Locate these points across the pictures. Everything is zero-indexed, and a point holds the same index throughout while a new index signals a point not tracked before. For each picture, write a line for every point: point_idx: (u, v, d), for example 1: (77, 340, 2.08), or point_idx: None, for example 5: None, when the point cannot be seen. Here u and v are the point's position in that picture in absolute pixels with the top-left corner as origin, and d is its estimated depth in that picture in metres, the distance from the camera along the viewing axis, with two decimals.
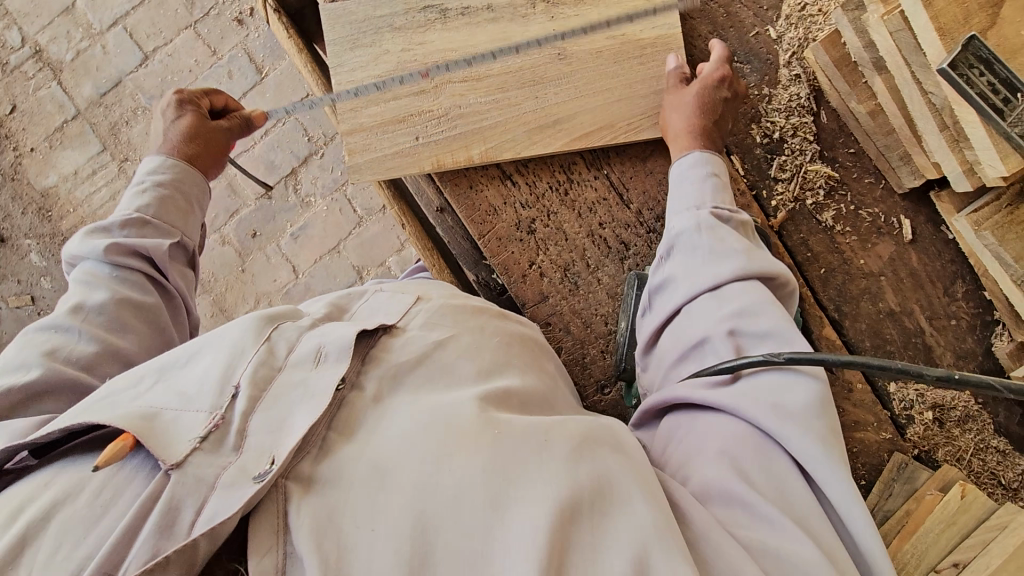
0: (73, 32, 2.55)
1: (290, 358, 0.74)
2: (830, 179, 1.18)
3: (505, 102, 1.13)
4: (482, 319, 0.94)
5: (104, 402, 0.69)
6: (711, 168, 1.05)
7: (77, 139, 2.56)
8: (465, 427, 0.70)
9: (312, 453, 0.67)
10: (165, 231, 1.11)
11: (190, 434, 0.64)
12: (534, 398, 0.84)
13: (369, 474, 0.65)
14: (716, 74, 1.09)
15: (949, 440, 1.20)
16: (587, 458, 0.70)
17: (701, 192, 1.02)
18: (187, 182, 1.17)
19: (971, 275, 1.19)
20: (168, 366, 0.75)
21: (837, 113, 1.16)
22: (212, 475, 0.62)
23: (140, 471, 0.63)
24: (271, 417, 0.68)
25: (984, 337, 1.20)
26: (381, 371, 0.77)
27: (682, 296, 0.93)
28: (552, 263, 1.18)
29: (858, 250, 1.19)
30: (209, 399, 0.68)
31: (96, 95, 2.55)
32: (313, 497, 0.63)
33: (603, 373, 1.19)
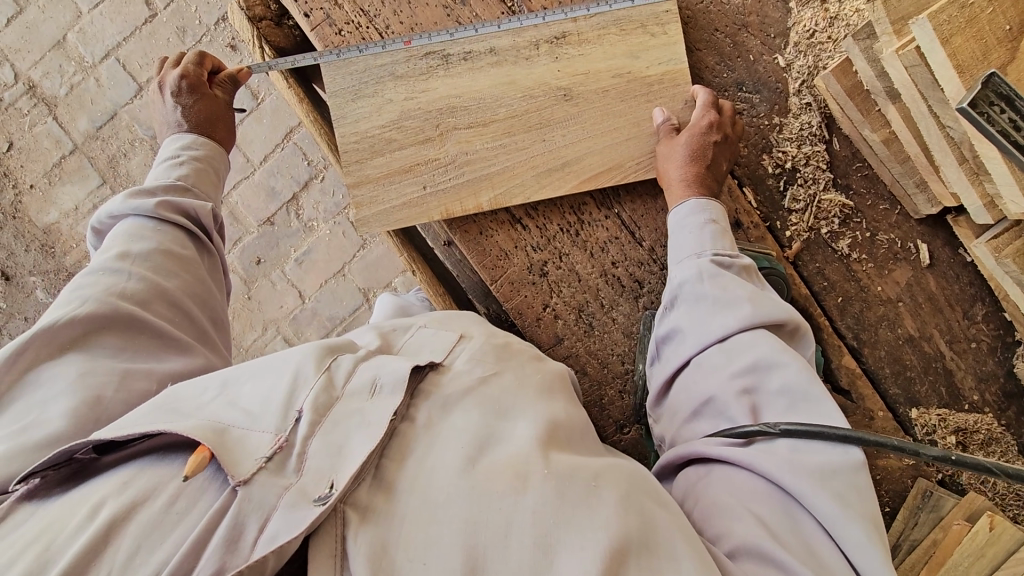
0: (65, 66, 2.52)
1: (348, 387, 0.76)
2: (845, 208, 1.16)
3: (513, 146, 1.11)
4: (523, 356, 0.94)
5: (174, 409, 0.73)
6: (707, 213, 1.03)
7: (76, 173, 2.55)
8: (520, 460, 0.72)
9: (368, 478, 0.69)
10: (203, 199, 1.15)
11: (258, 453, 0.67)
12: (577, 430, 0.85)
13: (422, 508, 0.66)
14: (703, 120, 1.06)
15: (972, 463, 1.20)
16: (632, 506, 0.70)
17: (700, 239, 1.01)
18: (216, 160, 1.21)
19: (992, 297, 1.18)
20: (231, 379, 0.78)
21: (850, 140, 1.14)
22: (273, 497, 0.63)
23: (213, 483, 0.65)
24: (331, 440, 0.70)
25: (1006, 358, 1.19)
26: (432, 401, 0.79)
27: (689, 348, 0.93)
28: (565, 305, 1.17)
29: (875, 277, 1.18)
30: (274, 421, 0.71)
31: (93, 128, 2.53)
32: (369, 525, 0.64)
33: (622, 414, 1.19)
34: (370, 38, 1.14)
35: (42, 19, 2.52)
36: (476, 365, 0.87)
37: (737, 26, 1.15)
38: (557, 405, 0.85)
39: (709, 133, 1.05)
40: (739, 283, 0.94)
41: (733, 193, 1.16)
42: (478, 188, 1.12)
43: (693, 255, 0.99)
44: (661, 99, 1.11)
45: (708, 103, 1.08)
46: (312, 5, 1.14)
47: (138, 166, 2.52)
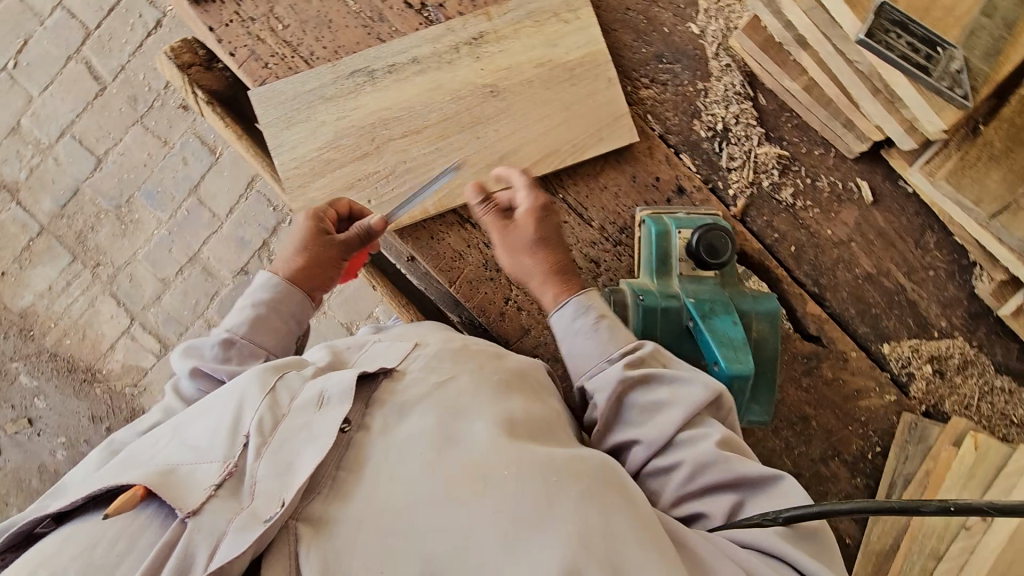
0: (23, 150, 2.55)
1: (295, 404, 0.78)
2: (781, 158, 1.19)
3: (450, 149, 1.14)
4: (482, 356, 0.93)
5: (127, 460, 0.76)
6: (592, 311, 0.96)
7: (46, 254, 2.55)
8: (478, 462, 0.74)
9: (324, 491, 0.72)
10: (255, 352, 0.99)
11: (205, 483, 0.70)
12: (540, 425, 0.85)
13: (381, 515, 0.70)
14: (527, 220, 1.01)
15: (954, 389, 1.20)
16: (592, 503, 0.72)
17: (598, 343, 0.94)
18: (287, 301, 1.03)
19: (939, 223, 1.20)
20: (181, 422, 0.81)
21: (774, 94, 1.18)
22: (224, 522, 0.66)
23: (156, 518, 0.68)
24: (280, 458, 0.73)
25: (966, 280, 1.20)
26: (388, 408, 0.81)
27: (636, 459, 0.88)
28: (526, 296, 1.18)
29: (823, 221, 1.20)
30: (221, 450, 0.74)
31: (57, 207, 2.55)
32: (322, 536, 0.68)
33: None
34: (297, 67, 1.17)
35: None
36: (432, 370, 0.87)
37: (647, 3, 1.20)
38: (517, 402, 0.85)
39: (529, 224, 1.01)
40: (662, 378, 0.89)
41: (670, 160, 1.19)
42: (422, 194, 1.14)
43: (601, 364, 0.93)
44: (585, 82, 1.14)
45: (526, 198, 1.02)
46: (235, 44, 1.17)
47: (106, 237, 2.53)
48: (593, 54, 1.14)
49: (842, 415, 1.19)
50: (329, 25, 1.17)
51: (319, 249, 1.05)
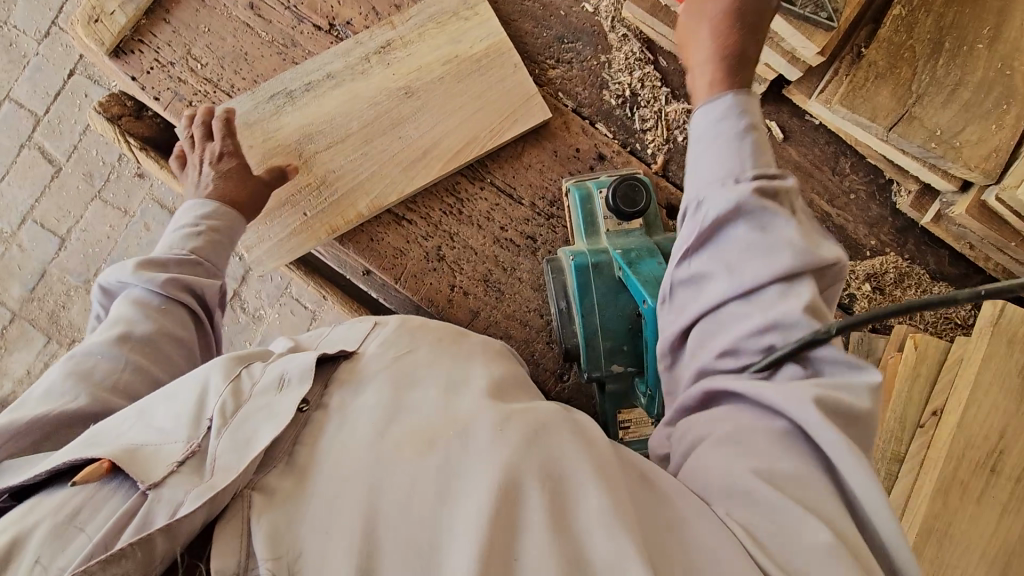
0: None
1: (256, 388, 0.76)
2: (690, 113, 1.25)
3: (375, 152, 1.19)
4: (441, 330, 0.91)
5: (90, 440, 0.72)
6: (746, 115, 0.78)
7: (20, 339, 2.53)
8: (426, 425, 0.71)
9: (280, 465, 0.68)
10: (212, 273, 1.08)
11: (170, 459, 0.67)
12: (501, 383, 0.82)
13: (328, 480, 0.66)
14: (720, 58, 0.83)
15: (895, 303, 1.24)
16: (537, 448, 0.68)
17: (736, 151, 0.76)
18: (230, 229, 1.10)
19: (851, 148, 1.26)
20: (147, 405, 0.78)
21: (673, 55, 1.24)
22: (181, 494, 0.63)
23: (119, 490, 0.66)
24: (241, 434, 0.70)
25: (887, 198, 1.25)
26: (345, 388, 0.78)
27: (708, 295, 0.74)
28: (470, 279, 1.22)
29: None
30: (185, 430, 0.71)
31: (26, 292, 2.54)
32: (276, 506, 0.64)
33: (557, 362, 1.21)
34: (220, 101, 1.22)
35: None
36: (390, 348, 0.84)
37: None
38: (474, 366, 0.83)
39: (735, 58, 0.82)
40: (775, 219, 0.72)
41: (586, 130, 1.24)
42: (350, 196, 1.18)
43: (727, 170, 0.76)
44: (489, 70, 1.20)
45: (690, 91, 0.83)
46: (159, 88, 1.22)
47: (79, 313, 2.52)
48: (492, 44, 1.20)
49: None
50: (245, 57, 1.23)
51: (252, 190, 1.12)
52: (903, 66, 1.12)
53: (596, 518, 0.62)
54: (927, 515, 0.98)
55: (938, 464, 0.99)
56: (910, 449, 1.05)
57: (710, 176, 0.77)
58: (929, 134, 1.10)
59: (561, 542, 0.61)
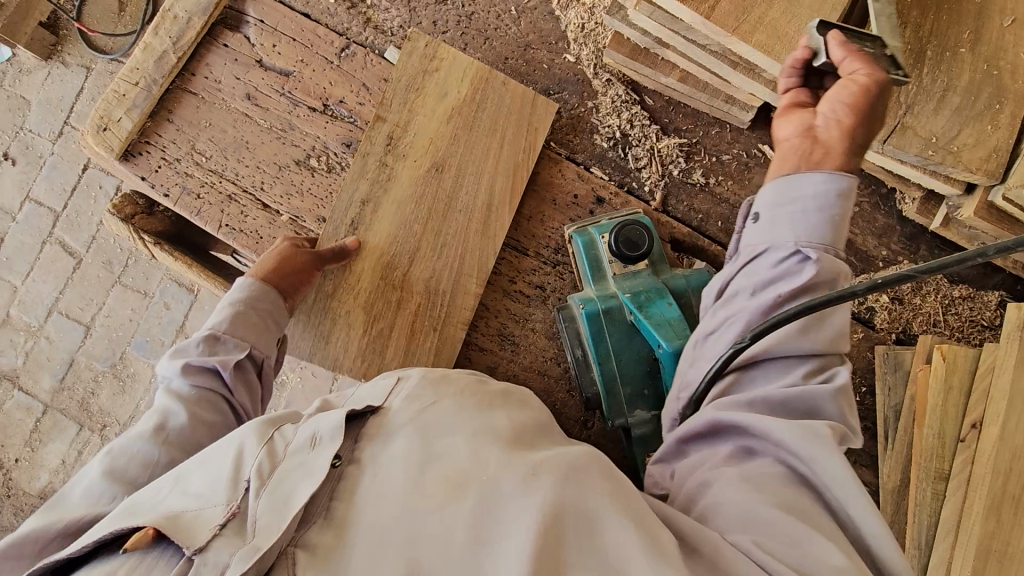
0: (15, 339, 2.62)
1: (289, 448, 0.75)
2: (682, 146, 1.26)
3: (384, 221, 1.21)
4: (460, 376, 0.91)
5: (134, 507, 0.73)
6: (853, 206, 0.82)
7: (54, 429, 2.57)
8: (460, 470, 0.71)
9: (320, 519, 0.68)
10: (236, 347, 1.04)
11: (212, 522, 0.67)
12: (528, 429, 0.82)
13: (368, 530, 0.66)
14: (864, 149, 0.83)
15: (917, 311, 1.22)
16: (570, 490, 0.69)
17: (825, 230, 0.80)
18: (262, 299, 1.09)
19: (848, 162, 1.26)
20: (182, 472, 0.77)
21: (658, 92, 1.26)
22: (228, 556, 0.63)
23: (166, 556, 0.66)
24: (277, 496, 0.69)
25: (892, 206, 1.25)
26: (376, 441, 0.77)
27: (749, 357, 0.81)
28: (484, 335, 1.22)
29: (739, 190, 1.26)
30: (224, 493, 0.70)
31: (56, 382, 2.59)
32: (318, 566, 0.63)
33: (580, 410, 1.20)
34: (228, 189, 1.27)
35: None
36: (415, 401, 0.82)
37: (522, 47, 1.31)
38: (502, 413, 0.83)
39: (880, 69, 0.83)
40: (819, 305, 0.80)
41: (582, 176, 1.26)
42: (404, 302, 1.19)
43: (797, 244, 0.80)
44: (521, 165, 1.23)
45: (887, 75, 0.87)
46: (167, 184, 1.27)
47: (108, 397, 2.55)
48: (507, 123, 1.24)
49: None
50: (247, 145, 1.28)
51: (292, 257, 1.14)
52: None
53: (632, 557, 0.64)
54: (983, 536, 0.95)
55: (985, 482, 0.97)
56: (953, 466, 1.02)
57: (783, 246, 0.81)
58: (925, 141, 1.09)
59: None
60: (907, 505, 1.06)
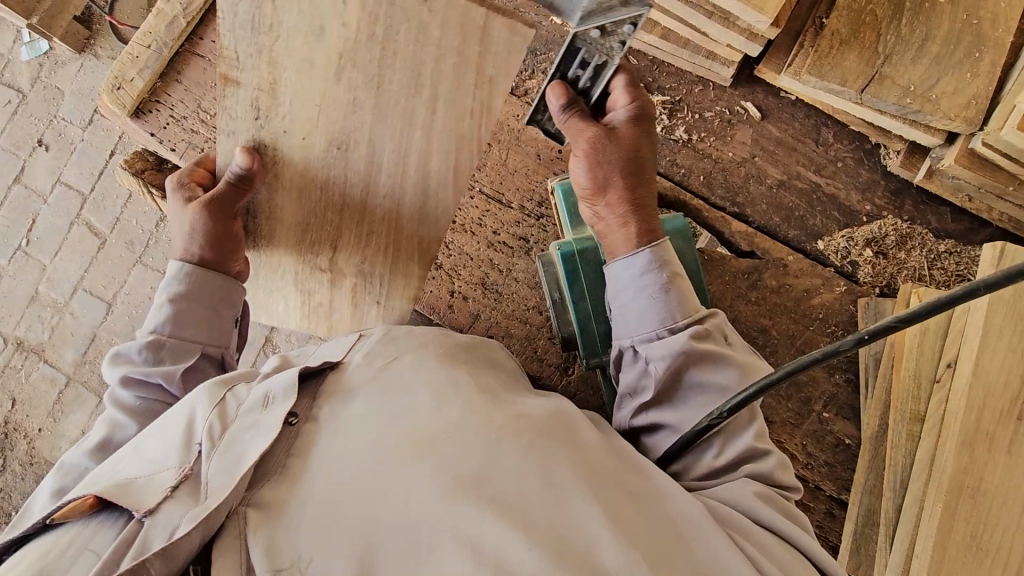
0: (43, 314, 2.45)
1: (241, 409, 0.80)
2: (665, 104, 1.29)
3: (299, 143, 1.02)
4: (424, 334, 0.93)
5: (92, 479, 0.78)
6: (665, 270, 0.94)
7: (75, 402, 2.38)
8: (420, 431, 0.73)
9: (274, 476, 0.73)
10: (185, 348, 1.03)
11: (163, 486, 0.72)
12: (487, 385, 0.85)
13: (325, 491, 0.69)
14: (618, 201, 0.99)
15: (902, 266, 1.21)
16: (536, 456, 0.71)
17: (647, 310, 0.93)
18: (202, 287, 1.05)
19: (831, 118, 1.26)
20: (140, 443, 0.83)
21: (642, 52, 1.30)
22: (177, 517, 0.67)
23: (112, 521, 0.70)
24: (228, 457, 0.74)
25: (876, 162, 1.25)
26: (333, 399, 0.81)
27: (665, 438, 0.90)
28: (468, 284, 1.26)
29: (721, 146, 1.27)
30: (177, 458, 0.76)
31: (79, 356, 2.41)
32: (269, 523, 0.67)
33: (560, 357, 1.22)
34: None
35: (15, 284, 2.47)
36: (376, 357, 0.87)
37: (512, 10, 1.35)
38: (461, 369, 0.85)
39: (602, 135, 0.94)
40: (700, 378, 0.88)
41: None
42: (339, 260, 1.11)
43: (633, 344, 0.94)
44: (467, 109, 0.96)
45: (625, 108, 0.96)
46: (175, 140, 1.34)
47: None
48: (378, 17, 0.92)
49: (800, 318, 1.20)
50: None
51: (220, 214, 1.04)
52: (866, 30, 1.13)
53: (593, 526, 0.66)
54: (955, 470, 0.96)
55: (958, 418, 0.97)
56: (929, 407, 1.02)
57: (624, 346, 0.95)
58: (902, 91, 1.11)
59: (557, 547, 0.63)
60: (885, 450, 1.06)
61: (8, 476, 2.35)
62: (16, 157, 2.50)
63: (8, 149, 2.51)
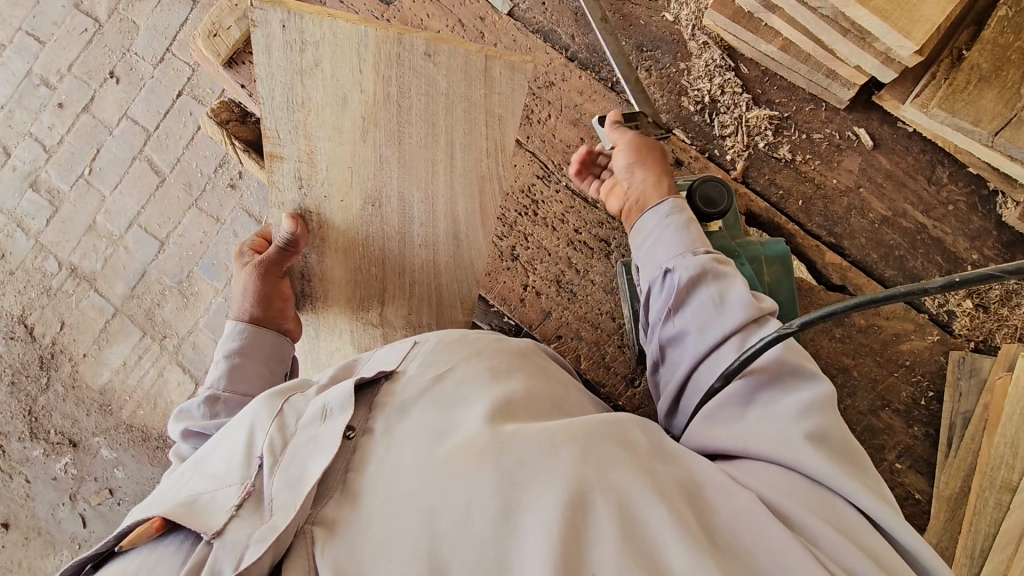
0: (98, 244, 2.48)
1: (300, 423, 0.79)
2: (772, 119, 1.22)
3: (339, 204, 1.10)
4: (480, 341, 0.90)
5: (157, 498, 0.76)
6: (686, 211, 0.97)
7: (120, 334, 2.43)
8: (473, 438, 0.71)
9: (336, 494, 0.70)
10: (238, 402, 1.00)
11: (228, 504, 0.70)
12: (539, 398, 0.82)
13: (385, 504, 0.67)
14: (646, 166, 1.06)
15: (1002, 322, 1.12)
16: (591, 462, 0.67)
17: (675, 239, 0.96)
18: (257, 344, 1.08)
19: (948, 157, 1.19)
20: (201, 457, 0.82)
21: (755, 61, 1.23)
22: (246, 536, 0.66)
23: (183, 544, 0.68)
24: (291, 473, 0.72)
25: (990, 210, 1.17)
26: (387, 411, 0.79)
27: (688, 352, 0.88)
28: (543, 280, 1.23)
29: (826, 171, 1.21)
30: (237, 473, 0.74)
31: (128, 290, 2.44)
32: (335, 542, 0.65)
33: (629, 366, 1.20)
34: None
35: (74, 212, 2.51)
36: (430, 367, 0.84)
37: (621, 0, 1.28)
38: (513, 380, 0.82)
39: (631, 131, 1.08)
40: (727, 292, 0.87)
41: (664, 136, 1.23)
42: (388, 313, 1.14)
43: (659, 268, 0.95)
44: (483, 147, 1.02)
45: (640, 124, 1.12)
46: None
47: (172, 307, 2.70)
48: (390, 80, 1.01)
49: (884, 362, 1.14)
50: None
51: (271, 279, 1.11)
52: (1010, 68, 1.05)
53: (659, 538, 0.62)
54: None
55: None
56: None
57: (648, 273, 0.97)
58: None
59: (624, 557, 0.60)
60: (964, 515, 1.05)
61: (50, 395, 2.43)
62: (87, 85, 2.51)
63: (80, 77, 2.52)
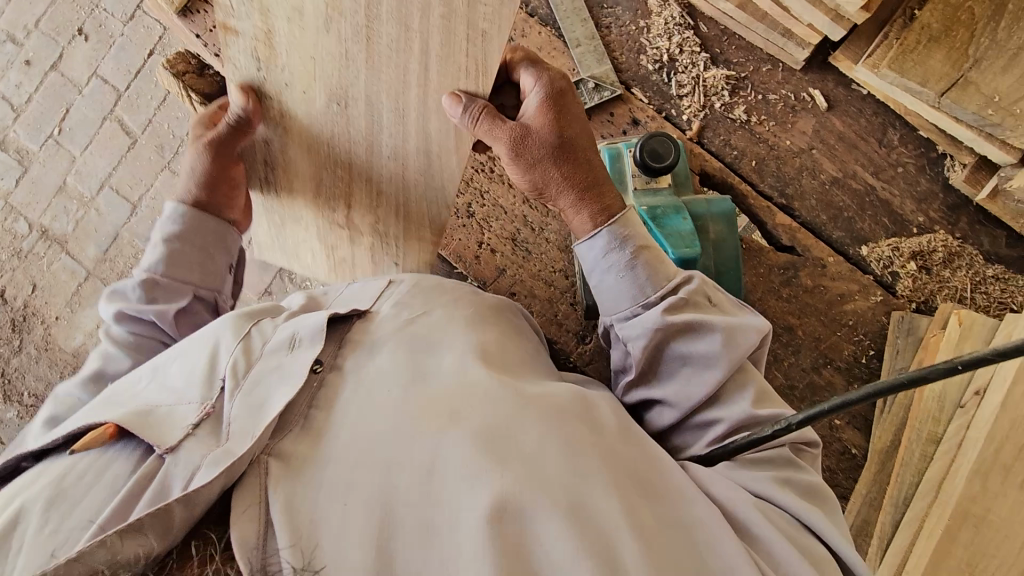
0: (69, 206, 2.45)
1: (267, 348, 0.79)
2: (729, 79, 1.23)
3: (301, 97, 1.02)
4: (455, 295, 0.91)
5: (112, 401, 0.76)
6: (627, 247, 0.88)
7: (92, 297, 2.42)
8: (445, 396, 0.71)
9: (296, 428, 0.69)
10: (176, 290, 1.03)
11: (185, 422, 0.70)
12: (512, 359, 0.83)
13: (345, 449, 0.66)
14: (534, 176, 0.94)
15: (943, 283, 1.16)
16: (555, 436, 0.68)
17: (625, 288, 0.88)
18: (201, 229, 1.06)
19: (900, 120, 1.20)
20: (161, 368, 0.82)
21: (714, 20, 1.24)
22: (200, 456, 0.65)
23: (134, 454, 0.68)
24: (253, 396, 0.72)
25: (938, 173, 1.19)
26: (358, 351, 0.80)
27: (665, 417, 0.86)
28: (498, 238, 1.24)
29: (780, 132, 1.22)
30: (199, 392, 0.74)
31: (100, 252, 2.42)
32: (291, 477, 0.64)
33: (580, 324, 1.21)
34: None
35: (43, 172, 2.47)
36: (404, 309, 0.86)
37: None
38: (489, 335, 0.84)
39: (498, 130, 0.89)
40: (698, 339, 0.82)
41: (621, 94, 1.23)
42: (355, 216, 1.15)
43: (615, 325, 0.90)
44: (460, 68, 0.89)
45: (536, 89, 0.92)
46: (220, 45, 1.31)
47: None
48: None
49: (828, 321, 1.16)
50: None
51: (220, 160, 1.06)
52: (959, 28, 1.06)
53: (614, 518, 0.62)
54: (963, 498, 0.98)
55: (975, 446, 1.00)
56: (948, 430, 1.05)
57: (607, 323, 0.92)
58: (986, 100, 1.04)
59: (577, 532, 0.60)
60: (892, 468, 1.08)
61: (22, 357, 2.41)
62: (55, 42, 2.45)
63: (48, 34, 2.46)
